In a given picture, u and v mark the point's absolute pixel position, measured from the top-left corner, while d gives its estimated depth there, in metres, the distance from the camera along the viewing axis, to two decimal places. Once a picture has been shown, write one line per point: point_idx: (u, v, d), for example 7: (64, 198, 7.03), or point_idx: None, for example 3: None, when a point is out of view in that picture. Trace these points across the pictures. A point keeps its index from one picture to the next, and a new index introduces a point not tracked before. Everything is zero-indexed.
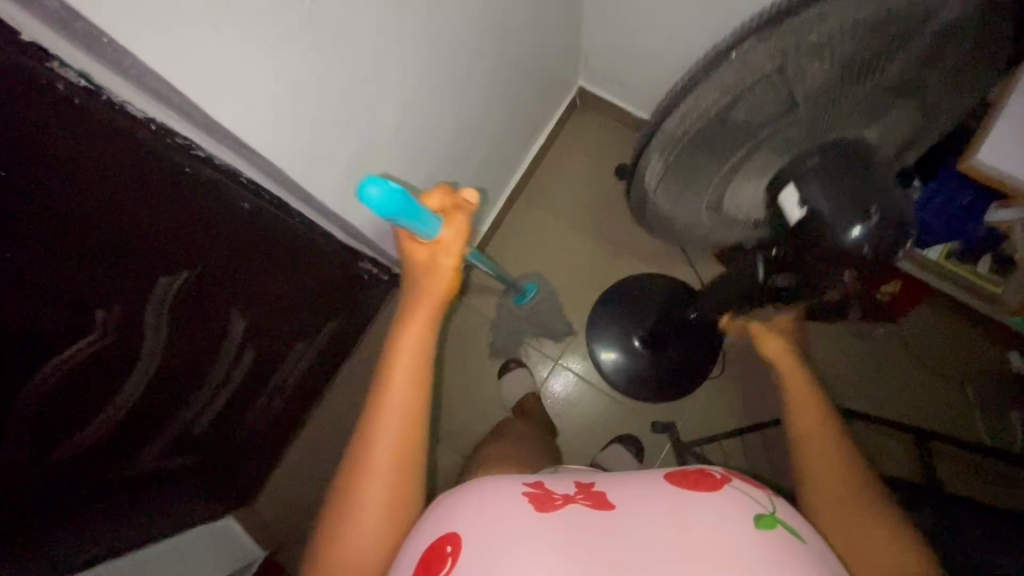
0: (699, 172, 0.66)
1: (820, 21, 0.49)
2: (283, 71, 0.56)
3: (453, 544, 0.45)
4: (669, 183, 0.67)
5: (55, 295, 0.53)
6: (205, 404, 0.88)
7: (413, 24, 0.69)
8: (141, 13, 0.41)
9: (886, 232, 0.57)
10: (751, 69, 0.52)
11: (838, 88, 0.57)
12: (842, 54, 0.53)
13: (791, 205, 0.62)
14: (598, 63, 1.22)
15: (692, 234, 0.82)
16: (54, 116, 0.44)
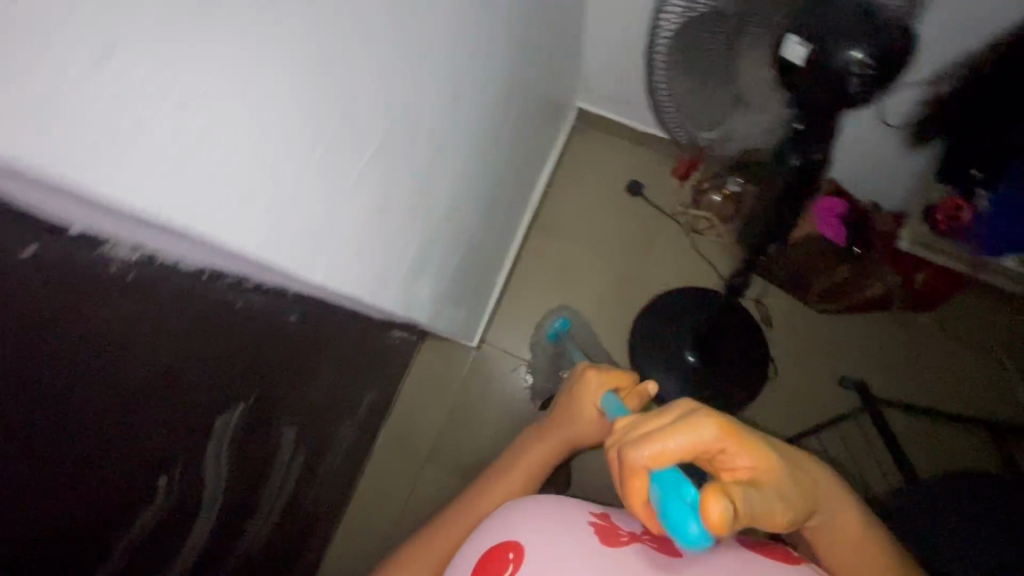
0: (701, 61, 0.57)
1: None
2: (374, 195, 0.42)
3: (515, 550, 0.39)
4: (675, 83, 0.60)
5: (113, 486, 0.42)
6: (259, 531, 0.76)
7: (470, 102, 0.58)
8: (234, 185, 0.27)
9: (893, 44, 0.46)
10: None
11: None
12: None
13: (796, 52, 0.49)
14: (598, 82, 1.16)
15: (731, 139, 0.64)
16: (109, 300, 0.36)
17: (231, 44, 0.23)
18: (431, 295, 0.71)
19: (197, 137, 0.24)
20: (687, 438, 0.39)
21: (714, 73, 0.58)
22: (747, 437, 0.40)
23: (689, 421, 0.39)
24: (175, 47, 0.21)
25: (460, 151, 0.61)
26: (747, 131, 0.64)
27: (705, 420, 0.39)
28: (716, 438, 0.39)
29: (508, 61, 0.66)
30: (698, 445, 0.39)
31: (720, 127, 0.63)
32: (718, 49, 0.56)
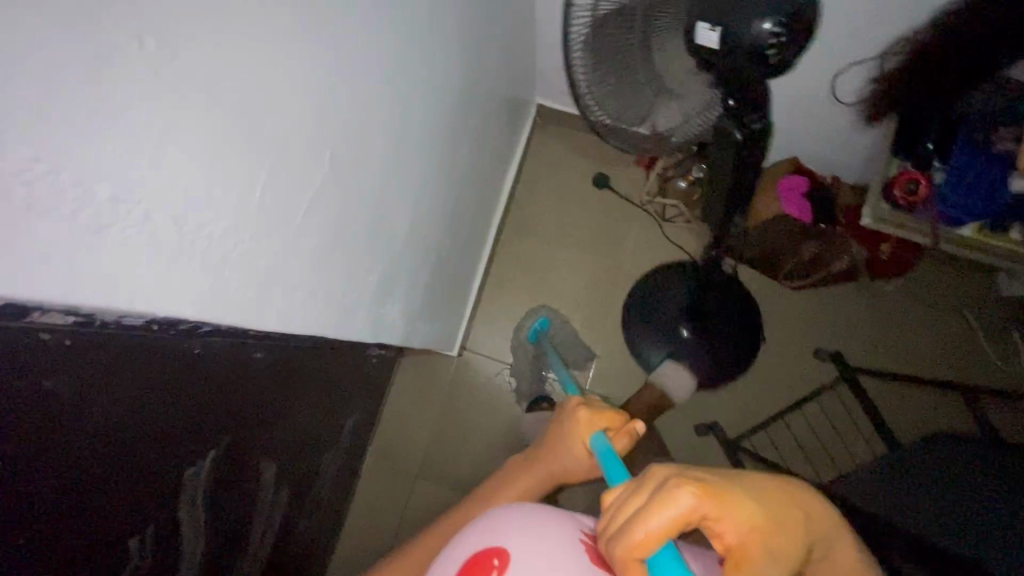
0: (620, 61, 0.57)
1: None
2: (322, 230, 0.40)
3: (500, 559, 0.35)
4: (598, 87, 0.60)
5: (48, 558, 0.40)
6: (248, 568, 0.74)
7: (423, 118, 0.56)
8: (159, 248, 0.25)
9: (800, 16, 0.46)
10: None
11: None
12: None
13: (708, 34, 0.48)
14: (553, 78, 1.14)
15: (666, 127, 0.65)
16: (41, 370, 0.33)
17: (133, 111, 0.21)
18: (401, 315, 0.69)
19: (102, 214, 0.21)
20: (670, 514, 0.36)
21: (636, 63, 0.57)
22: (730, 496, 0.37)
23: (666, 496, 0.36)
24: (65, 128, 0.19)
25: (414, 168, 0.59)
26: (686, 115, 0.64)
27: (683, 489, 0.36)
28: (698, 507, 0.36)
29: (456, 70, 0.63)
30: (683, 520, 0.36)
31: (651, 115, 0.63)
32: (634, 41, 0.55)
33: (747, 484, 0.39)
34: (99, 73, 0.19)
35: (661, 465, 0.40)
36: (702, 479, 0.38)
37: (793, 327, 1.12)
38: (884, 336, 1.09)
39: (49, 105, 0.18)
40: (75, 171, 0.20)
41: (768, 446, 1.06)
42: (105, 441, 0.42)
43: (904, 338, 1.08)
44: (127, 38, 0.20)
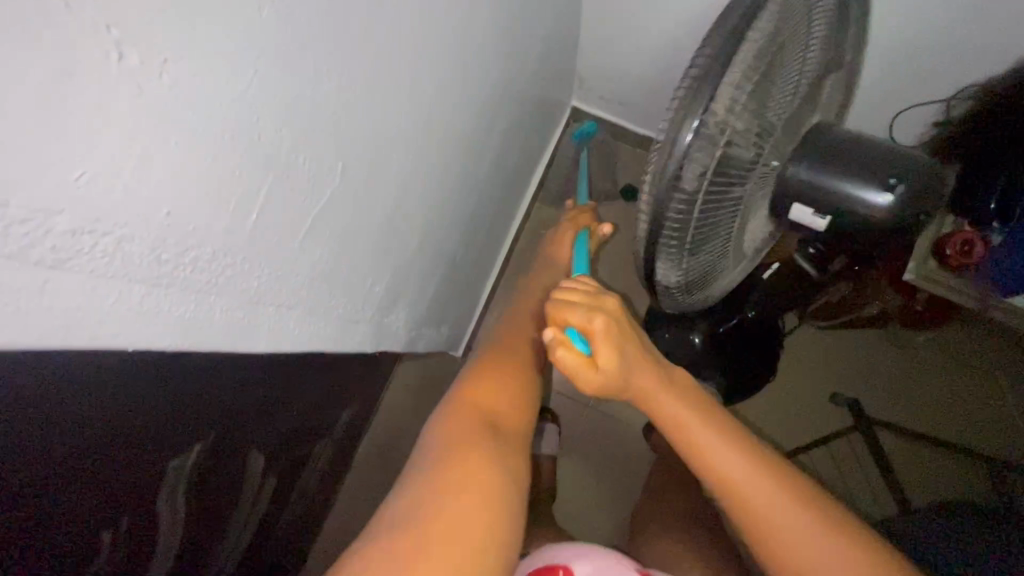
0: (704, 256, 0.48)
1: (718, 214, 0.43)
2: (327, 249, 0.37)
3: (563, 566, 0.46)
4: (689, 270, 0.48)
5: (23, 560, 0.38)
6: (230, 551, 0.73)
7: (449, 125, 0.53)
8: (136, 278, 0.23)
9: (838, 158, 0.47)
10: (715, 207, 0.42)
11: (733, 169, 0.40)
12: (715, 216, 0.43)
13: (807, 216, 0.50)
14: (592, 83, 1.09)
15: (709, 284, 0.54)
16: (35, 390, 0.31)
17: (101, 137, 0.18)
18: (405, 322, 0.66)
19: (61, 249, 0.19)
20: (583, 314, 0.45)
21: (707, 236, 0.45)
22: (625, 342, 0.45)
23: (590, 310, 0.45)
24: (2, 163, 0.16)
25: (434, 178, 0.55)
26: (749, 221, 0.50)
27: (597, 316, 0.44)
28: (597, 326, 0.44)
29: (490, 74, 0.59)
30: (583, 326, 0.45)
31: (713, 240, 0.46)
32: (723, 217, 0.45)
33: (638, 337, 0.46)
34: (53, 100, 0.16)
35: (614, 298, 0.47)
36: (616, 324, 0.45)
37: (808, 367, 1.08)
38: (902, 390, 1.04)
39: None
40: (26, 206, 0.17)
41: None
42: (90, 448, 0.40)
43: (922, 395, 1.03)
44: (97, 57, 0.17)
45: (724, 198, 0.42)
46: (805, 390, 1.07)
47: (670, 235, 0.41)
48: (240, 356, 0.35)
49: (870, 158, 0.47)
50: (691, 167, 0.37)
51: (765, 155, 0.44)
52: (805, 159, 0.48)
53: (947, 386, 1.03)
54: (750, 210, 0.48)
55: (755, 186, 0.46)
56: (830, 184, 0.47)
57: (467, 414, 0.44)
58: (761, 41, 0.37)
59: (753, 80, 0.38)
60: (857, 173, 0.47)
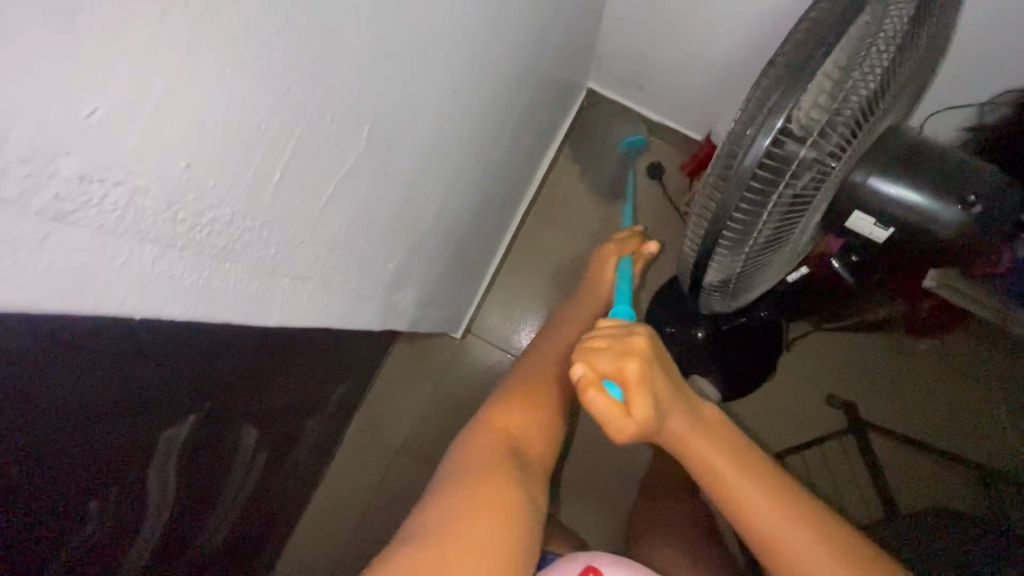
0: (761, 258, 0.47)
1: (785, 218, 0.42)
2: (346, 219, 0.35)
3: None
4: (744, 269, 0.47)
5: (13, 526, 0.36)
6: (218, 522, 0.71)
7: (474, 95, 0.50)
8: (148, 238, 0.20)
9: (909, 167, 0.45)
10: (784, 212, 0.41)
11: (810, 174, 0.39)
12: (783, 221, 0.42)
13: (867, 226, 0.47)
14: (611, 64, 1.05)
15: (756, 286, 0.53)
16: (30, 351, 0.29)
17: (115, 70, 0.15)
18: (412, 302, 0.64)
19: (65, 198, 0.16)
20: (613, 360, 0.43)
21: (768, 239, 0.44)
22: (658, 384, 0.44)
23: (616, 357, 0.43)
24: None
25: (453, 152, 0.52)
26: (808, 229, 0.49)
27: (630, 359, 0.43)
28: (634, 373, 0.43)
29: (518, 46, 0.56)
30: (615, 374, 0.43)
31: (772, 245, 0.46)
32: (789, 223, 0.44)
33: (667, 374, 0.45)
34: (67, 22, 0.13)
35: (639, 335, 0.45)
36: (649, 365, 0.44)
37: (808, 368, 1.07)
38: (899, 396, 1.03)
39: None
40: (26, 145, 0.14)
41: None
42: (82, 417, 0.37)
43: (920, 402, 1.03)
44: None
45: (795, 203, 0.41)
46: (804, 391, 1.06)
47: (731, 232, 0.41)
48: (252, 328, 0.32)
49: (942, 171, 0.45)
50: (769, 169, 0.37)
51: (842, 164, 0.42)
52: (875, 165, 0.45)
53: (946, 395, 1.02)
54: (814, 216, 0.47)
55: (824, 194, 0.44)
56: (898, 195, 0.45)
57: (490, 448, 0.49)
58: (845, 46, 0.37)
59: (838, 83, 0.37)
60: (929, 188, 0.45)
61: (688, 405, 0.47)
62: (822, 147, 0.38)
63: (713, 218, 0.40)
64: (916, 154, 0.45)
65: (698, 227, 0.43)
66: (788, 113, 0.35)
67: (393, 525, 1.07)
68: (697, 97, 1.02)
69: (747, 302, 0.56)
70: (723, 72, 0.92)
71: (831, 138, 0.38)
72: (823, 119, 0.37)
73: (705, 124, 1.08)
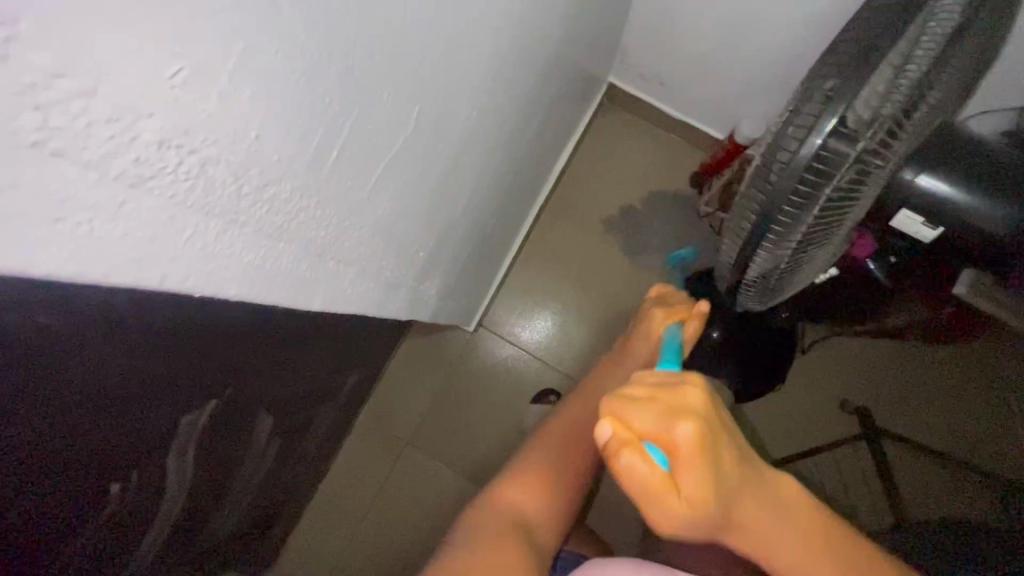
0: (801, 257, 0.46)
1: (828, 217, 0.41)
2: (389, 204, 0.34)
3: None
4: (783, 268, 0.46)
5: (43, 505, 0.36)
6: (231, 507, 0.71)
7: (511, 82, 0.48)
8: (215, 212, 0.20)
9: (957, 166, 0.44)
10: (830, 210, 0.40)
11: (858, 172, 0.38)
12: (827, 220, 0.41)
13: (912, 224, 0.47)
14: (635, 59, 1.04)
15: (791, 285, 0.52)
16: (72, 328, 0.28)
17: (206, 32, 0.14)
18: (435, 292, 0.63)
19: (144, 164, 0.16)
20: (658, 422, 0.39)
21: (810, 239, 0.42)
22: (714, 449, 0.39)
23: (665, 416, 0.39)
24: (95, 45, 0.12)
25: (485, 141, 0.51)
26: (849, 227, 0.47)
27: (680, 422, 0.38)
28: (685, 437, 0.38)
29: (554, 35, 0.55)
30: (662, 437, 0.39)
31: (813, 244, 0.44)
32: (832, 222, 0.42)
33: (724, 439, 0.40)
34: None
35: (694, 390, 0.41)
36: (706, 427, 0.39)
37: (823, 372, 1.06)
38: (915, 404, 1.02)
39: (83, 12, 0.12)
40: (117, 107, 0.14)
41: None
42: (114, 398, 0.37)
43: (936, 410, 1.02)
44: None
45: (841, 202, 0.40)
46: (818, 395, 1.05)
47: (776, 232, 0.39)
48: (294, 312, 0.32)
49: (991, 169, 0.44)
50: (820, 167, 0.35)
51: (891, 161, 0.41)
52: (922, 165, 0.44)
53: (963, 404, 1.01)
54: (858, 215, 0.45)
55: (869, 192, 0.43)
56: (946, 194, 0.44)
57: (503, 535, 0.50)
58: (900, 38, 0.35)
59: (892, 77, 0.36)
60: (976, 185, 0.44)
61: (743, 463, 0.41)
62: (874, 144, 0.36)
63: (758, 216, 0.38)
64: (967, 154, 0.44)
65: (740, 226, 0.41)
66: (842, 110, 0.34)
67: (400, 517, 1.06)
68: (720, 96, 1.00)
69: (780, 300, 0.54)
70: (749, 71, 0.91)
71: (883, 135, 0.37)
72: (876, 116, 0.35)
73: (727, 122, 1.06)
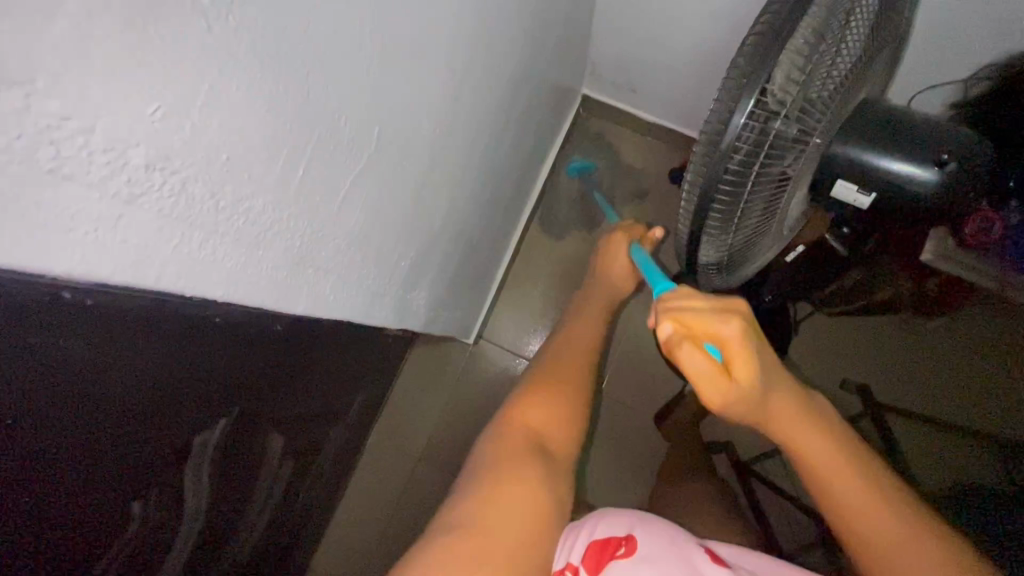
0: (750, 233, 0.49)
1: (767, 190, 0.44)
2: (360, 216, 0.38)
3: (626, 545, 0.48)
4: (735, 244, 0.49)
5: (71, 511, 0.39)
6: (255, 520, 0.75)
7: (475, 101, 0.53)
8: (195, 223, 0.24)
9: (887, 135, 0.47)
10: (765, 184, 0.43)
11: (787, 146, 0.41)
12: (765, 194, 0.44)
13: (850, 193, 0.49)
14: (605, 69, 1.08)
15: (749, 263, 0.55)
16: (74, 329, 0.32)
17: (177, 76, 0.18)
18: (425, 302, 0.66)
19: (134, 183, 0.20)
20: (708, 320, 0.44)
21: (753, 213, 0.46)
22: (756, 350, 0.44)
23: (715, 317, 0.43)
24: (81, 90, 0.16)
25: (456, 156, 0.55)
26: (793, 204, 0.51)
27: (729, 319, 0.43)
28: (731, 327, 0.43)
29: (514, 52, 0.59)
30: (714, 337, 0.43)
31: (758, 221, 0.48)
32: (772, 197, 0.46)
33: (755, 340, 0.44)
34: (138, 43, 0.17)
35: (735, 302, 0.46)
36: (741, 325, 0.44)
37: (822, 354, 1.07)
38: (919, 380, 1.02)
39: (83, 70, 0.16)
40: (110, 141, 0.18)
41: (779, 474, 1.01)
42: (123, 413, 0.40)
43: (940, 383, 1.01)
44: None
45: (776, 175, 0.43)
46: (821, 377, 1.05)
47: (718, 208, 0.43)
48: (281, 317, 0.36)
49: (916, 134, 0.47)
50: (746, 142, 0.39)
51: (818, 135, 0.44)
52: (850, 136, 0.47)
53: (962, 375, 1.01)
54: (797, 190, 0.49)
55: (804, 167, 0.46)
56: (878, 163, 0.47)
57: (514, 446, 0.54)
58: (812, 23, 0.39)
59: (806, 59, 0.40)
60: (903, 151, 0.47)
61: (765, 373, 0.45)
62: (796, 117, 0.40)
63: (701, 193, 0.42)
64: (893, 121, 0.47)
65: (687, 207, 0.45)
66: (762, 89, 0.37)
67: (417, 532, 1.08)
68: (689, 95, 1.04)
69: (741, 279, 0.58)
70: (710, 69, 0.95)
71: (802, 109, 0.41)
72: (792, 92, 0.39)
73: (699, 120, 1.10)
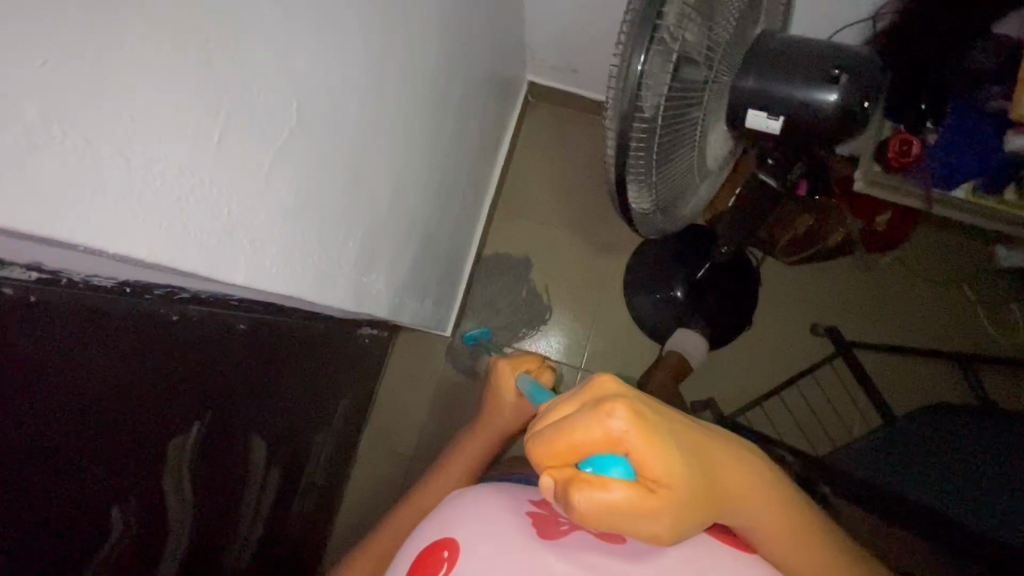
0: (674, 174, 0.51)
1: (678, 126, 0.47)
2: (288, 186, 0.39)
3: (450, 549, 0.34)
4: (663, 186, 0.51)
5: (44, 518, 0.39)
6: (248, 529, 0.75)
7: (402, 80, 0.55)
8: (107, 181, 0.26)
9: (786, 62, 0.49)
10: (674, 120, 0.46)
11: (686, 80, 0.45)
12: (678, 130, 0.47)
13: (761, 122, 0.51)
14: (545, 53, 1.12)
15: (682, 205, 0.58)
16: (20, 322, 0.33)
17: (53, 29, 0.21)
18: (385, 288, 0.68)
19: (35, 133, 0.22)
20: (587, 419, 0.31)
21: (671, 151, 0.48)
22: (664, 436, 0.31)
23: (592, 413, 0.31)
24: None
25: (392, 138, 0.56)
26: (711, 141, 0.54)
27: (614, 409, 0.31)
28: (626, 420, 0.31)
29: (438, 33, 0.61)
30: (607, 446, 0.31)
31: (678, 159, 0.50)
32: (685, 133, 0.48)
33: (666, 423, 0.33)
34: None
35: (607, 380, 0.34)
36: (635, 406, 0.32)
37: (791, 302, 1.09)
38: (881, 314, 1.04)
39: None
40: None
41: (761, 422, 1.03)
42: (86, 414, 0.40)
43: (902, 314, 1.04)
44: None
45: (683, 110, 0.46)
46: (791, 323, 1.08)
47: (637, 150, 0.45)
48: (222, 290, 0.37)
49: (813, 59, 0.49)
50: (649, 77, 0.41)
51: (716, 68, 0.48)
52: (751, 69, 0.50)
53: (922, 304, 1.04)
54: (710, 124, 0.52)
55: (710, 100, 0.50)
56: (778, 89, 0.49)
57: None
58: None
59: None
60: (800, 74, 0.49)
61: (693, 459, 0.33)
62: (687, 50, 0.43)
63: (618, 136, 0.43)
64: (790, 49, 0.50)
65: (611, 151, 0.46)
66: (654, 25, 0.40)
67: None
68: None
69: (678, 224, 0.60)
70: None
71: (694, 43, 0.44)
72: (683, 27, 0.42)
73: None
